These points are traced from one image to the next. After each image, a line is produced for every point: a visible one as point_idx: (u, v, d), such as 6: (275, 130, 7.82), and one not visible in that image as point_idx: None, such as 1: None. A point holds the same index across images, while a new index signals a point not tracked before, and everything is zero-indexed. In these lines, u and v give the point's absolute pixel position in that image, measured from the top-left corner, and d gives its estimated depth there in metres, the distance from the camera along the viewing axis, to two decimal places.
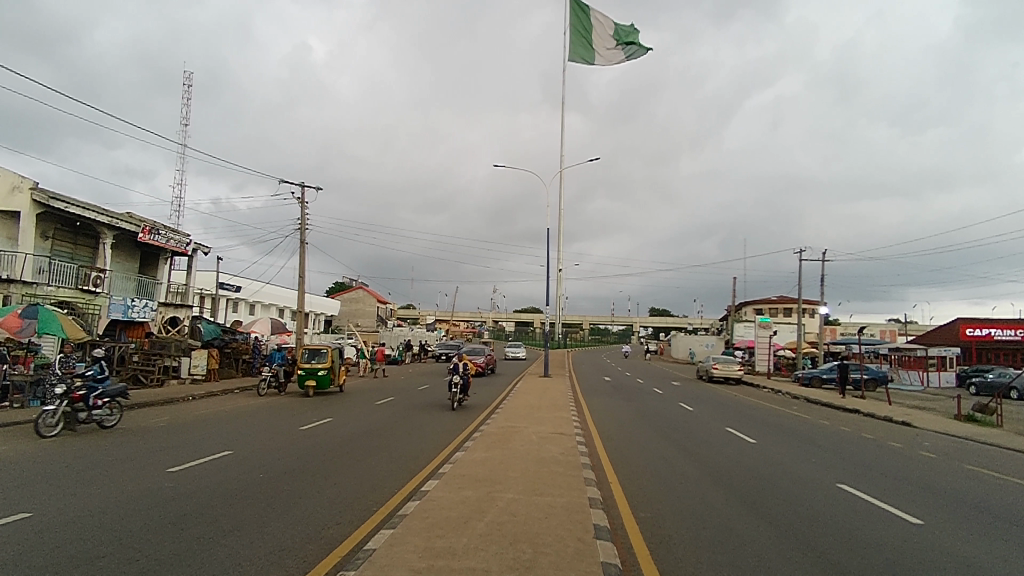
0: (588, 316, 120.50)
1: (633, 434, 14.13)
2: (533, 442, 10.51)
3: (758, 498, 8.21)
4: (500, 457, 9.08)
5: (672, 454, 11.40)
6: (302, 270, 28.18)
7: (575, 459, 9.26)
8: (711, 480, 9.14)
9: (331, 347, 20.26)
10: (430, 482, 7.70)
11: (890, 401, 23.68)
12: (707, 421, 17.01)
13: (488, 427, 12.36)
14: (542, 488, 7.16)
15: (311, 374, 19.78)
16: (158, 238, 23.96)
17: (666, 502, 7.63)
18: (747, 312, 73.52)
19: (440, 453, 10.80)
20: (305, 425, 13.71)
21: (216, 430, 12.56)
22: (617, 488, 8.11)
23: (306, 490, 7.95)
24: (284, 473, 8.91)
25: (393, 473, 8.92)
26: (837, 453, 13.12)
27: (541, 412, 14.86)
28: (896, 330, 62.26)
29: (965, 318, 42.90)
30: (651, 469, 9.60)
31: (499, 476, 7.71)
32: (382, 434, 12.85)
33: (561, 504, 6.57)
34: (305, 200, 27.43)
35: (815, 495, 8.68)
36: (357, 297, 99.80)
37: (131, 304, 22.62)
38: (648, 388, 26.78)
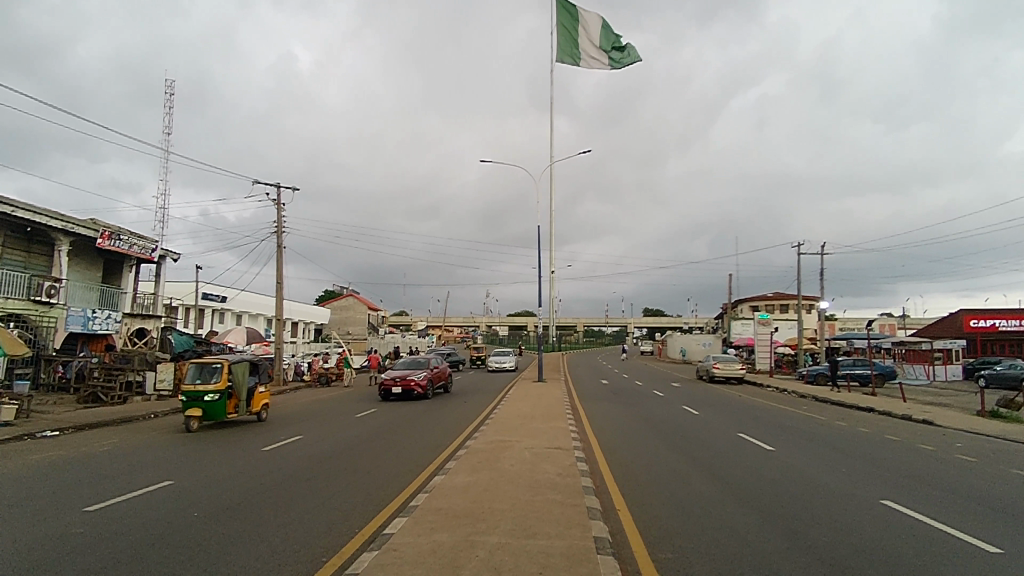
0: (582, 318, 119.01)
1: (638, 444, 12.71)
2: (526, 460, 9.03)
3: (796, 521, 6.81)
4: (487, 482, 7.60)
5: (684, 467, 9.98)
6: (279, 276, 26.63)
7: (576, 481, 7.80)
8: (737, 499, 7.73)
9: (225, 362, 14.17)
10: (397, 520, 6.21)
11: (906, 398, 22.43)
12: (717, 427, 15.63)
13: (475, 442, 10.86)
14: (536, 526, 5.69)
15: (196, 401, 14.07)
16: (119, 244, 22.37)
17: (689, 535, 6.20)
18: (744, 310, 72.26)
19: (421, 472, 9.31)
20: (268, 443, 12.16)
21: (165, 453, 11.05)
22: (628, 518, 6.69)
23: (246, 530, 6.44)
24: (225, 507, 7.39)
25: (355, 503, 7.40)
26: (865, 457, 11.74)
27: (535, 422, 13.35)
28: (896, 324, 61.24)
29: (969, 310, 41.86)
30: (665, 489, 8.18)
31: (484, 510, 6.22)
32: (355, 451, 11.31)
33: (558, 549, 5.12)
34: (280, 202, 25.93)
35: (861, 514, 7.29)
36: (347, 305, 97.98)
37: (92, 316, 21.16)
38: (648, 391, 25.36)
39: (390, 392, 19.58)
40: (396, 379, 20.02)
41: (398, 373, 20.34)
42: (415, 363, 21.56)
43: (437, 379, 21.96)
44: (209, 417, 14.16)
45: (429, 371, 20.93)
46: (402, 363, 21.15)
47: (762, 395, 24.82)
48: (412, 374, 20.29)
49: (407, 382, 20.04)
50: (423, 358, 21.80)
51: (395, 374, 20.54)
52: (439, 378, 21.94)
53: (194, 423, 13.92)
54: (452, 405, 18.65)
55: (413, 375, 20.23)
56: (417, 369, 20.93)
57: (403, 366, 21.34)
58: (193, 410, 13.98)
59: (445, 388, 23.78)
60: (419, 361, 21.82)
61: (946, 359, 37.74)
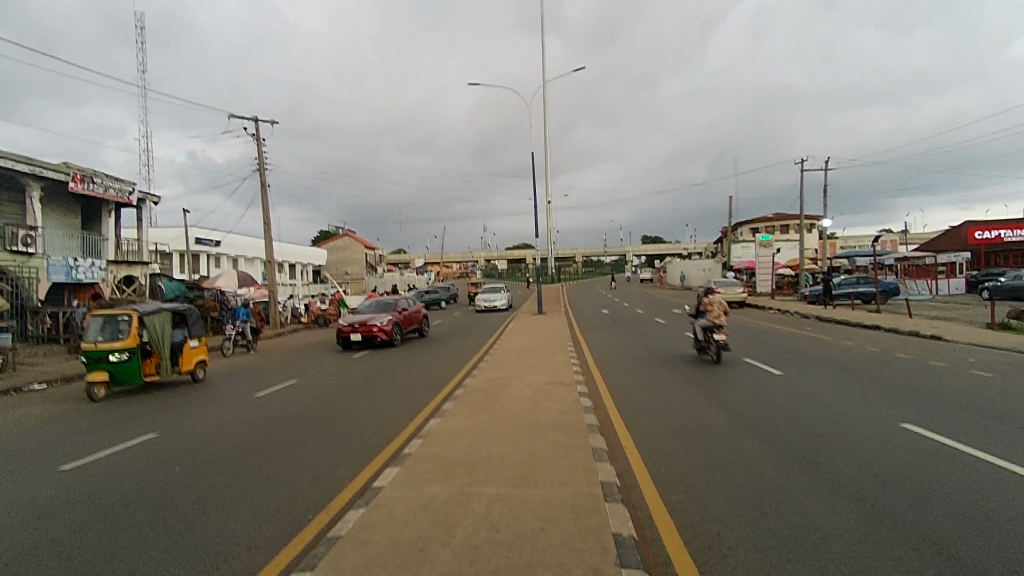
0: (580, 248, 118.19)
1: (642, 376, 12.34)
2: (526, 398, 8.60)
3: (815, 452, 6.41)
4: (484, 424, 7.16)
5: (692, 398, 9.60)
6: (267, 216, 25.73)
7: (580, 419, 7.36)
8: (750, 430, 7.34)
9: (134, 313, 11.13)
10: (388, 471, 5.77)
11: (911, 313, 22.12)
12: (723, 353, 15.26)
13: (472, 381, 10.45)
14: (537, 474, 5.22)
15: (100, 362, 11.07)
16: (93, 187, 21.47)
17: (703, 473, 5.77)
18: (744, 232, 71.45)
19: (417, 414, 8.89)
20: (260, 389, 11.75)
21: (153, 403, 10.63)
22: (636, 457, 6.25)
23: (228, 486, 5.99)
24: (209, 460, 6.97)
25: (347, 452, 6.98)
26: (877, 378, 11.40)
27: (534, 357, 12.93)
28: (897, 240, 60.62)
29: (973, 222, 41.15)
30: (674, 423, 7.77)
31: (479, 459, 5.74)
32: (349, 394, 10.91)
33: (562, 499, 4.65)
34: (261, 137, 24.69)
35: (883, 440, 6.88)
36: (343, 244, 96.92)
37: (74, 265, 20.49)
38: (649, 319, 25.04)
39: (350, 342, 16.91)
40: (356, 326, 17.38)
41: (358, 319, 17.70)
42: (382, 305, 18.81)
43: (409, 321, 19.18)
44: (120, 382, 11.24)
45: (394, 313, 18.13)
46: (362, 309, 18.36)
47: (765, 318, 24.50)
48: (372, 319, 17.51)
49: (368, 329, 17.34)
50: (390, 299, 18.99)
51: (355, 321, 17.83)
52: (410, 320, 19.12)
53: (100, 392, 10.97)
54: (450, 344, 18.28)
55: (374, 320, 17.52)
56: (381, 312, 18.18)
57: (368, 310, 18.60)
58: (96, 375, 10.98)
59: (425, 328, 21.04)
60: (384, 303, 18.91)
61: (950, 273, 37.37)
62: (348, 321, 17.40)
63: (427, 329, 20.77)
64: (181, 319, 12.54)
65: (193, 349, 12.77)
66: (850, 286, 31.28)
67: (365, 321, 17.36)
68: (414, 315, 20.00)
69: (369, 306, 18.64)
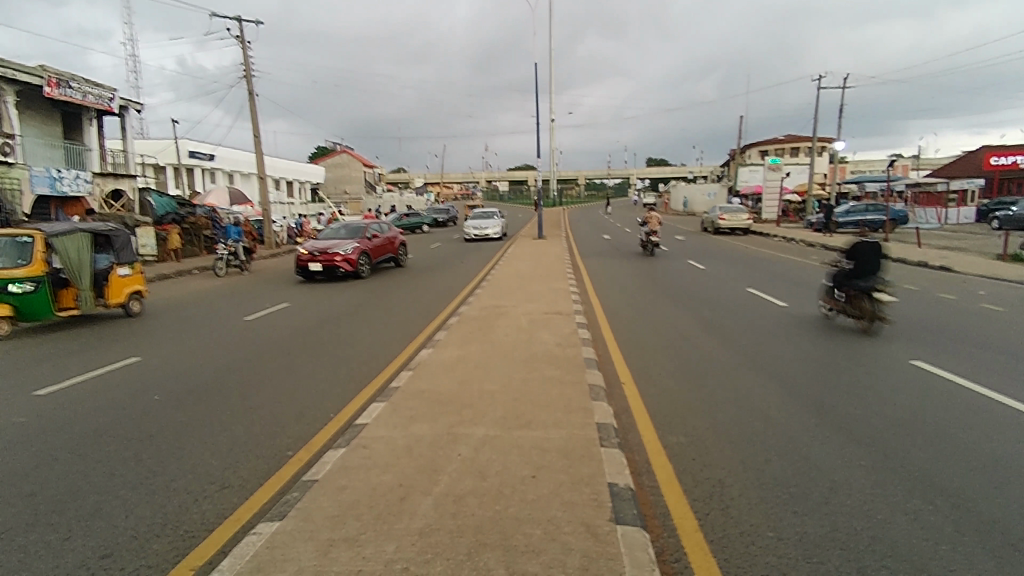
0: (583, 170, 115.63)
1: (642, 305, 11.99)
2: (521, 329, 8.27)
3: (821, 392, 6.13)
4: (477, 357, 6.84)
5: (694, 330, 9.27)
6: (257, 129, 24.65)
7: (577, 353, 7.04)
8: (754, 367, 7.04)
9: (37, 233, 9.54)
10: (373, 406, 5.48)
11: (919, 243, 21.58)
12: (725, 282, 14.89)
13: (466, 309, 10.10)
14: (530, 414, 4.94)
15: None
16: (70, 92, 20.36)
17: (704, 414, 5.49)
18: (752, 155, 69.47)
19: (409, 342, 8.59)
20: (249, 313, 11.44)
21: (138, 325, 10.34)
22: (634, 395, 5.98)
23: (207, 418, 5.74)
24: (191, 388, 6.72)
25: (333, 383, 6.71)
26: (884, 311, 11.06)
27: (532, 285, 12.55)
28: (909, 166, 59.01)
29: (990, 147, 39.80)
30: (674, 358, 7.47)
31: (469, 395, 5.45)
32: (340, 320, 10.60)
33: (556, 442, 4.37)
34: (247, 43, 23.21)
35: (892, 380, 6.60)
36: (341, 162, 94.54)
37: (58, 177, 19.73)
38: (651, 245, 24.52)
39: (308, 273, 14.92)
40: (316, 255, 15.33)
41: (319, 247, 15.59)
42: (351, 230, 16.57)
43: (380, 250, 17.04)
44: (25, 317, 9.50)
45: (361, 241, 16.00)
46: (325, 236, 16.23)
47: (769, 245, 24.00)
48: (335, 248, 15.42)
49: (330, 258, 15.30)
50: (361, 223, 16.73)
51: (317, 247, 15.72)
52: (381, 248, 16.97)
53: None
54: (446, 270, 17.87)
55: (337, 249, 15.41)
56: (346, 239, 15.99)
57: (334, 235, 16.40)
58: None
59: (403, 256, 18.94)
60: (351, 229, 16.69)
61: (961, 201, 36.50)
62: (307, 249, 15.32)
63: (405, 258, 18.70)
64: (106, 241, 10.67)
65: (124, 279, 10.91)
66: (859, 213, 30.53)
67: (326, 250, 15.27)
68: (388, 242, 17.85)
69: (333, 232, 16.46)
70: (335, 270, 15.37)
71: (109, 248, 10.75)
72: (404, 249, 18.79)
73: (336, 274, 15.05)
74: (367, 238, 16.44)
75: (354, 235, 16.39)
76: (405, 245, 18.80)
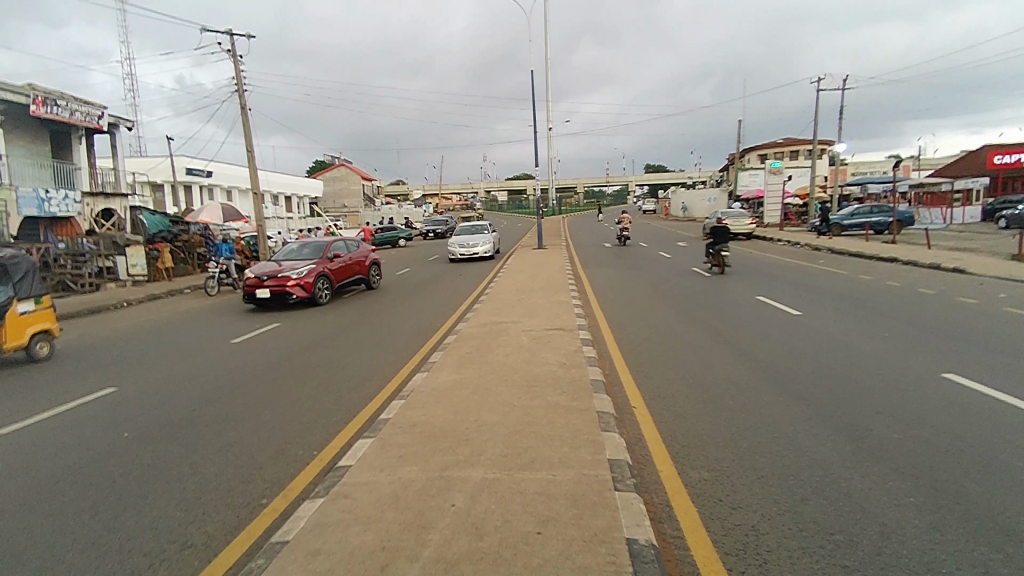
0: (582, 178, 115.43)
1: (648, 316, 11.48)
2: (522, 348, 7.75)
3: (852, 414, 5.59)
4: (475, 381, 6.31)
5: (705, 343, 8.76)
6: (250, 144, 24.27)
7: (583, 374, 6.51)
8: (775, 387, 6.50)
9: None
10: (359, 442, 4.95)
11: (929, 244, 21.06)
12: (733, 290, 14.36)
13: (464, 327, 9.57)
14: (533, 450, 4.41)
15: None
16: (58, 111, 19.95)
17: (728, 444, 4.96)
18: (751, 159, 69.18)
19: (403, 365, 8.06)
20: (238, 335, 10.91)
21: (118, 350, 9.81)
22: (648, 422, 5.44)
23: (178, 458, 5.22)
24: (164, 422, 6.19)
25: (318, 414, 6.18)
26: (903, 318, 10.55)
27: (533, 298, 12.02)
28: (910, 166, 58.60)
29: (993, 145, 39.36)
30: (688, 377, 6.93)
31: (467, 428, 4.92)
32: (332, 341, 10.09)
33: (564, 486, 3.83)
34: (238, 57, 22.86)
35: (927, 399, 6.06)
36: (339, 176, 94.27)
37: (46, 197, 19.20)
38: (653, 253, 24.05)
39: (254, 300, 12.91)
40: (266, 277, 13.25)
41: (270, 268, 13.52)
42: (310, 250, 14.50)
43: (344, 272, 15.04)
44: None
45: (318, 261, 14.01)
46: (279, 256, 14.25)
47: (774, 250, 23.49)
48: (287, 269, 13.41)
49: (281, 282, 13.21)
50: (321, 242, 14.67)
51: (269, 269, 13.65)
52: (345, 269, 14.98)
53: None
54: (444, 285, 17.36)
55: (290, 271, 13.34)
56: (303, 261, 13.93)
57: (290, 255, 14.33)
58: None
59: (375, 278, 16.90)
60: (309, 248, 14.68)
61: (965, 201, 36.01)
62: (255, 272, 13.35)
63: (378, 280, 16.74)
64: (3, 271, 8.70)
65: (25, 318, 8.96)
66: (864, 215, 30.02)
67: (276, 272, 13.28)
68: (356, 263, 15.83)
69: (289, 251, 14.47)
70: (286, 295, 13.35)
71: (5, 279, 8.77)
72: (374, 269, 16.76)
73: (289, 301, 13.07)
74: (327, 258, 14.46)
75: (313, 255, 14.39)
76: (377, 265, 16.82)
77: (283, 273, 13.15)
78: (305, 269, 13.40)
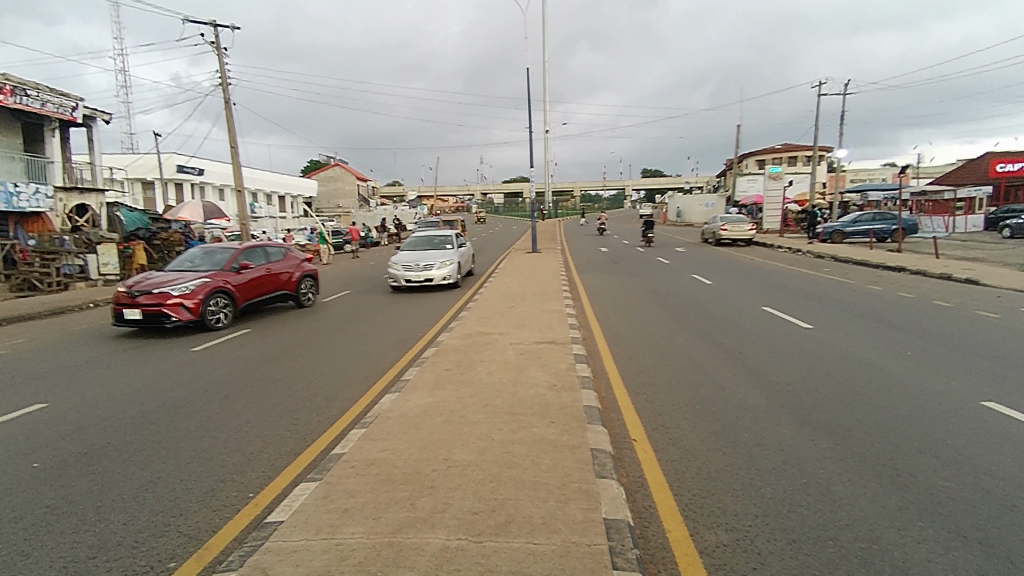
0: (579, 182, 114.78)
1: (647, 326, 10.60)
2: (507, 365, 6.87)
3: (891, 457, 4.75)
4: (450, 406, 5.43)
5: (711, 360, 7.90)
6: (233, 139, 23.33)
7: (575, 400, 5.63)
8: (796, 418, 5.64)
9: None
10: (301, 486, 4.06)
11: (938, 253, 20.28)
12: (737, 299, 13.52)
13: (446, 338, 8.68)
14: (512, 504, 3.55)
15: None
16: (28, 101, 18.96)
17: (749, 495, 4.09)
18: (750, 165, 68.66)
19: (374, 382, 7.17)
20: (201, 342, 10.02)
21: (65, 359, 8.89)
22: (651, 464, 4.57)
23: (88, 499, 4.34)
24: (85, 450, 5.27)
25: (267, 443, 5.29)
26: (924, 333, 9.71)
27: (524, 307, 11.13)
28: (909, 174, 58.06)
29: (996, 153, 38.73)
30: (696, 404, 6.06)
31: (433, 470, 4.05)
32: (302, 351, 9.18)
33: (551, 562, 2.99)
34: (222, 48, 21.93)
35: (974, 435, 5.23)
36: (334, 175, 93.31)
37: (15, 192, 18.21)
38: (651, 258, 23.23)
39: (120, 320, 9.92)
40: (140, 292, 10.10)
41: (150, 281, 10.39)
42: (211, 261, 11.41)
43: (258, 287, 11.95)
44: None
45: (217, 276, 10.92)
46: (171, 264, 11.18)
47: (776, 258, 22.71)
48: (170, 283, 10.30)
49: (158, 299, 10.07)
50: (227, 251, 11.59)
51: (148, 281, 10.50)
52: (258, 285, 11.88)
53: None
54: (431, 290, 16.46)
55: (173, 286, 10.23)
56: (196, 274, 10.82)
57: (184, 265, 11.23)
58: None
59: (308, 294, 13.78)
60: (216, 253, 11.61)
61: (968, 209, 35.37)
62: (129, 284, 10.25)
63: (308, 299, 13.64)
64: None
65: None
66: (866, 222, 29.31)
67: (155, 285, 10.23)
68: (277, 278, 12.72)
69: (186, 260, 11.41)
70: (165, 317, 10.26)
71: None
72: (307, 283, 13.67)
73: (166, 325, 10.02)
74: (233, 271, 11.39)
75: (215, 264, 11.30)
76: (312, 279, 13.74)
77: (163, 287, 10.10)
78: (195, 284, 10.34)
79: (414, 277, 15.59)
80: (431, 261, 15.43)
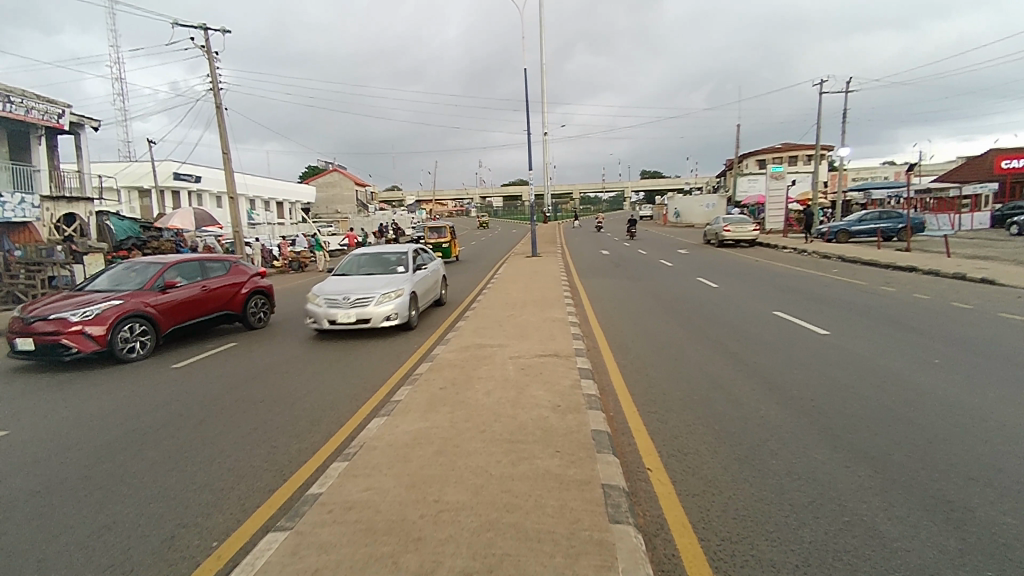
0: (578, 184, 114.40)
1: (654, 332, 10.03)
2: (507, 383, 6.32)
3: (939, 488, 4.23)
4: (445, 433, 4.88)
5: (726, 372, 7.33)
6: (225, 145, 22.83)
7: (582, 424, 5.10)
8: (827, 442, 5.08)
9: None
10: (270, 535, 3.53)
11: (949, 252, 19.73)
12: (746, 303, 12.98)
13: (441, 351, 8.14)
14: (513, 562, 3.02)
15: None
16: (13, 109, 18.45)
17: (787, 541, 3.53)
18: (750, 164, 68.23)
19: (363, 401, 6.63)
20: (183, 358, 9.48)
21: (36, 379, 8.35)
22: (671, 501, 4.04)
23: (31, 550, 3.81)
24: (38, 487, 4.74)
25: (241, 478, 4.77)
26: (947, 338, 9.18)
27: (524, 315, 10.60)
28: (911, 172, 57.60)
29: (1000, 149, 38.23)
30: (714, 425, 5.50)
31: (421, 517, 3.51)
32: (288, 366, 8.64)
33: None
34: (212, 52, 21.47)
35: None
36: (332, 181, 92.85)
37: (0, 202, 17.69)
38: (654, 261, 22.72)
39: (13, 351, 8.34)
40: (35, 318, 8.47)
41: (53, 304, 8.76)
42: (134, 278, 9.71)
43: (190, 307, 10.13)
44: None
45: (135, 295, 9.23)
46: (89, 283, 9.57)
47: (782, 259, 22.18)
48: (75, 306, 8.65)
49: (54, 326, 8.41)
50: (155, 266, 9.89)
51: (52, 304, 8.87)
52: (191, 305, 10.07)
53: None
54: None
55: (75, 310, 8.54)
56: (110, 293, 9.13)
57: (104, 283, 9.59)
58: None
59: (260, 314, 11.90)
60: (143, 268, 9.93)
61: (974, 207, 34.84)
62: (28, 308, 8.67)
63: (264, 318, 11.86)
64: None
65: None
66: (872, 221, 28.78)
67: (56, 308, 8.59)
68: (222, 295, 10.98)
69: (109, 277, 9.78)
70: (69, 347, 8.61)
71: None
72: (258, 300, 11.82)
73: (66, 357, 8.38)
74: (160, 289, 9.67)
75: (138, 281, 9.59)
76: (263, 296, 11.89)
77: (62, 311, 8.44)
78: (103, 306, 8.66)
79: (342, 314, 9.89)
80: (367, 293, 10.04)
